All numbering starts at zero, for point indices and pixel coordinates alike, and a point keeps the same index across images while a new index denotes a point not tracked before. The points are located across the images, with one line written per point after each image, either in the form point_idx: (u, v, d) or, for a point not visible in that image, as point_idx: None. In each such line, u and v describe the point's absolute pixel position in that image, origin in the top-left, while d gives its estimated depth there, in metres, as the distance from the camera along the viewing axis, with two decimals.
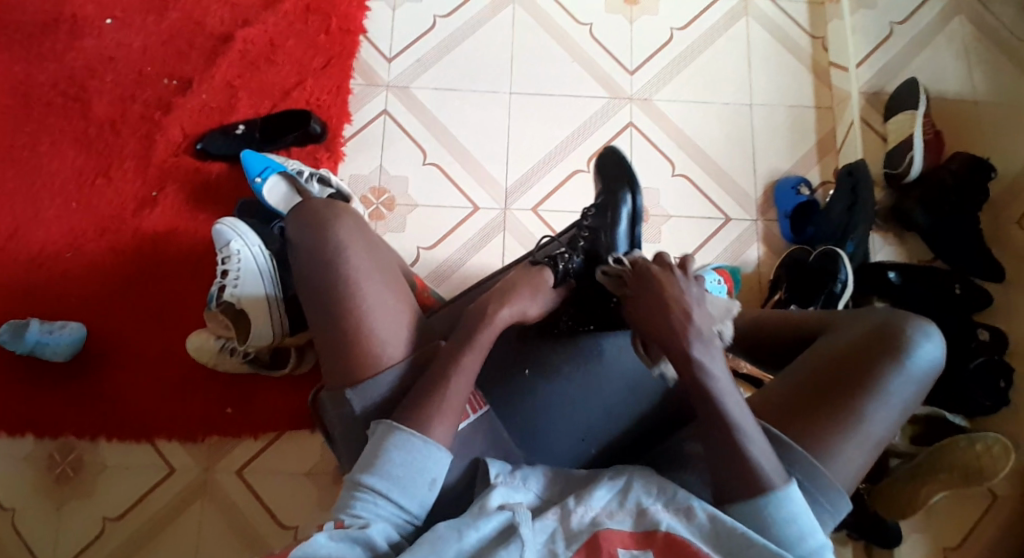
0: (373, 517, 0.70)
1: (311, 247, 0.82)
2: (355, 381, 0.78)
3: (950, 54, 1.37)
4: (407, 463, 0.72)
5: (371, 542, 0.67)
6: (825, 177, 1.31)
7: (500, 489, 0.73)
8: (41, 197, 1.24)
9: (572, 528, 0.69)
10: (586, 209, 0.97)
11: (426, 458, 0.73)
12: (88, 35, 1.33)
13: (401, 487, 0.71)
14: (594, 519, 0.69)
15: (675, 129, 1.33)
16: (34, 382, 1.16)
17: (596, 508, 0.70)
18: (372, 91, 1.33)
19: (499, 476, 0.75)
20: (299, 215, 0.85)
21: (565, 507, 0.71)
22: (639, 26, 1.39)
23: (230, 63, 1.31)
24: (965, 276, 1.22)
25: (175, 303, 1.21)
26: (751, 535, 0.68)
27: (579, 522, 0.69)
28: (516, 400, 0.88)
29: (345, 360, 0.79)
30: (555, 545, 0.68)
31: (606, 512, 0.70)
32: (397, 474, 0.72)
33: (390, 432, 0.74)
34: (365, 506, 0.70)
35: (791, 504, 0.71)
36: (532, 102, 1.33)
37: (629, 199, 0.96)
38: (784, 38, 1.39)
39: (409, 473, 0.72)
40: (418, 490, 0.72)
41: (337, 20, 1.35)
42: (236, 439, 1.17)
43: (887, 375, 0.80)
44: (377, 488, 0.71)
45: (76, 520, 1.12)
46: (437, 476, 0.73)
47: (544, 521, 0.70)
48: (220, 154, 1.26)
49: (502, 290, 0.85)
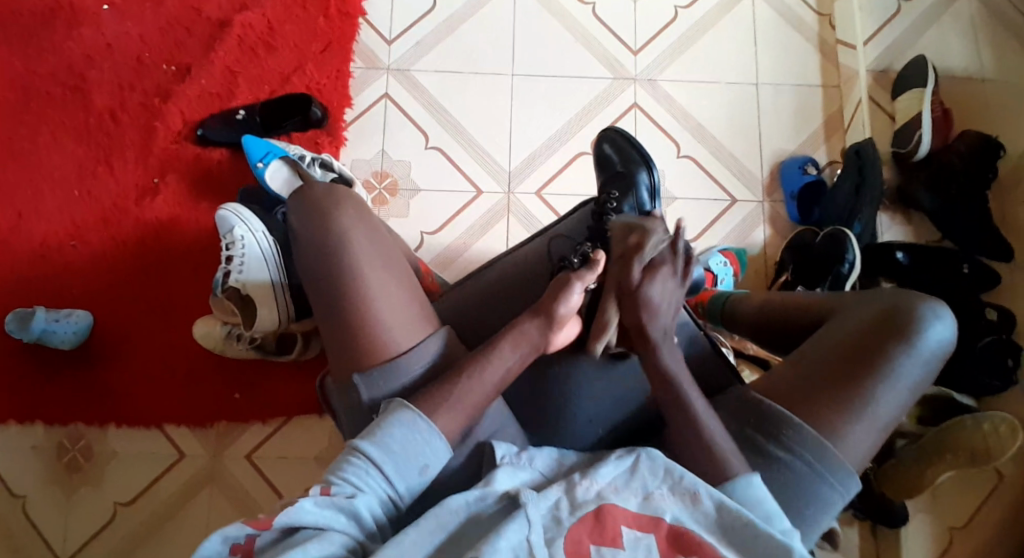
0: (362, 487, 0.69)
1: (313, 241, 0.82)
2: (363, 367, 0.78)
3: (958, 29, 1.35)
4: (407, 441, 0.72)
5: (357, 514, 0.67)
6: (833, 157, 1.30)
7: (505, 469, 0.73)
8: (43, 187, 1.24)
9: (577, 499, 0.69)
10: (611, 193, 0.96)
11: (426, 441, 0.73)
12: (85, 23, 1.32)
13: (394, 462, 0.71)
14: (600, 493, 0.70)
15: (678, 110, 1.32)
16: (41, 370, 1.17)
17: (602, 483, 0.71)
18: (373, 75, 1.32)
19: (504, 456, 0.75)
20: (298, 208, 0.84)
21: (569, 480, 0.71)
22: (642, 5, 1.37)
23: (228, 49, 1.30)
24: (972, 256, 1.21)
25: (179, 291, 1.21)
26: (751, 523, 0.68)
27: (585, 495, 0.69)
28: (537, 376, 0.90)
29: (350, 350, 0.79)
30: (559, 513, 0.68)
31: (611, 487, 0.70)
32: (395, 449, 0.72)
33: (398, 411, 0.74)
34: (355, 473, 0.70)
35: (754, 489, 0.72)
36: (534, 85, 1.31)
37: (646, 177, 1.01)
38: (789, 15, 1.37)
39: (406, 451, 0.72)
40: (410, 472, 0.72)
41: (336, 3, 1.33)
42: (244, 424, 1.18)
43: (896, 356, 0.80)
44: (372, 457, 0.70)
45: (86, 506, 1.13)
46: (431, 463, 0.73)
47: (549, 492, 0.69)
48: (222, 142, 1.25)
49: (545, 298, 0.83)
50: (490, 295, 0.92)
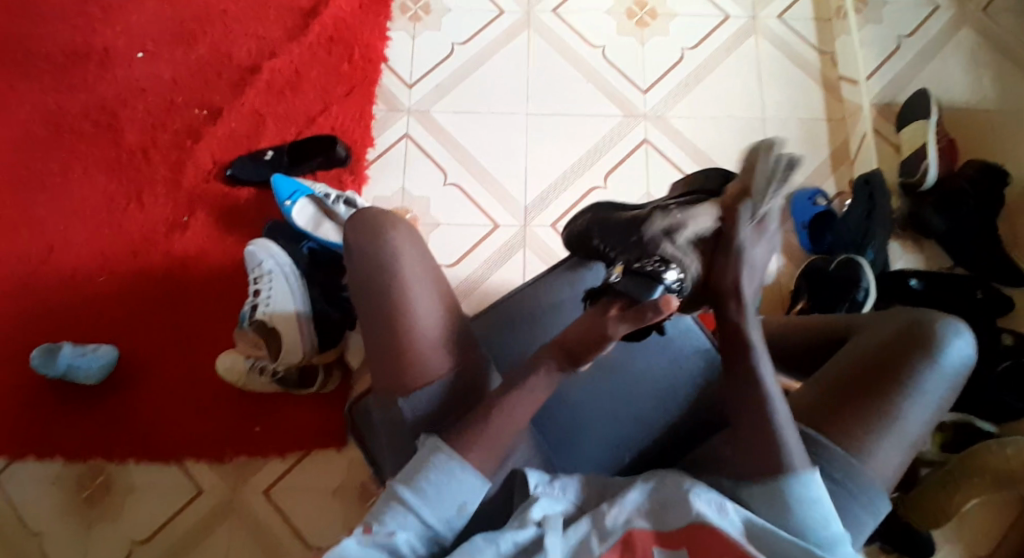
0: (399, 528, 0.69)
1: (367, 254, 0.84)
2: (407, 391, 0.80)
3: (959, 65, 1.39)
4: (444, 485, 0.71)
5: (396, 550, 0.68)
6: (840, 189, 1.33)
7: (541, 501, 0.72)
8: (74, 224, 1.28)
9: (607, 528, 0.69)
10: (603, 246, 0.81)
11: (463, 482, 0.71)
12: (119, 67, 1.38)
13: (432, 506, 0.70)
14: (628, 519, 0.69)
15: (688, 144, 1.35)
16: (66, 404, 1.19)
17: (629, 508, 0.70)
18: (393, 116, 1.37)
19: (539, 486, 0.73)
20: (354, 225, 0.87)
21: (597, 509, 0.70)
22: (649, 47, 1.42)
23: (257, 92, 1.36)
24: (987, 282, 1.22)
25: (205, 325, 1.23)
26: (779, 532, 0.68)
27: (614, 522, 0.69)
28: (564, 395, 0.89)
29: (392, 370, 0.81)
30: (590, 543, 0.68)
31: (639, 513, 0.70)
32: (432, 493, 0.71)
33: (435, 452, 0.72)
34: (393, 516, 0.70)
35: (815, 488, 0.70)
36: (548, 122, 1.36)
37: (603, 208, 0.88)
38: (793, 55, 1.42)
39: (444, 495, 0.71)
40: (448, 512, 0.71)
41: (360, 49, 1.39)
42: (263, 458, 1.18)
43: (920, 372, 0.80)
44: (410, 503, 0.70)
45: (104, 542, 1.13)
46: (468, 501, 0.72)
47: (575, 528, 0.69)
48: (250, 179, 1.30)
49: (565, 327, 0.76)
50: (517, 317, 0.91)
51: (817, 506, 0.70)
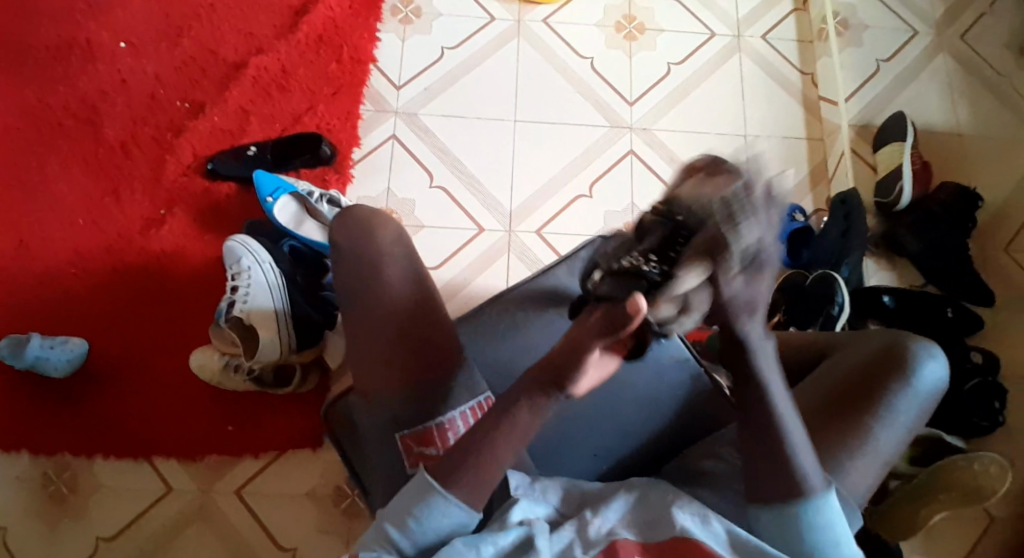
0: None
1: (350, 256, 0.84)
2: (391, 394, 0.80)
3: (935, 90, 1.43)
4: (435, 526, 0.68)
5: None
6: (818, 205, 1.36)
7: (522, 503, 0.71)
8: (48, 215, 1.26)
9: (590, 538, 0.68)
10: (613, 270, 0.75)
11: (454, 523, 0.69)
12: (102, 59, 1.36)
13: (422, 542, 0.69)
14: (611, 530, 0.69)
15: (672, 157, 1.37)
16: (33, 399, 1.16)
17: (612, 520, 0.70)
18: (380, 118, 1.37)
19: (520, 488, 0.73)
20: (340, 225, 0.87)
21: (582, 518, 0.70)
22: (636, 60, 1.44)
23: (243, 89, 1.35)
24: (957, 301, 1.26)
25: (181, 321, 1.21)
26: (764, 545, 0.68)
27: (597, 533, 0.69)
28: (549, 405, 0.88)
29: (375, 373, 0.81)
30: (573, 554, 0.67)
31: (623, 524, 0.70)
32: (423, 533, 0.69)
33: (427, 496, 0.68)
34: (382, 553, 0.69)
35: (831, 514, 0.69)
36: (536, 129, 1.37)
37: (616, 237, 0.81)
38: (776, 75, 1.45)
39: (434, 534, 0.69)
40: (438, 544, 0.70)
41: (348, 50, 1.39)
42: (236, 459, 1.16)
43: (895, 393, 0.82)
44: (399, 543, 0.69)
45: (69, 541, 1.10)
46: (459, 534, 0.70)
47: (560, 533, 0.69)
48: (231, 176, 1.28)
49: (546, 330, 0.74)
50: (501, 321, 0.91)
51: (830, 532, 0.69)
